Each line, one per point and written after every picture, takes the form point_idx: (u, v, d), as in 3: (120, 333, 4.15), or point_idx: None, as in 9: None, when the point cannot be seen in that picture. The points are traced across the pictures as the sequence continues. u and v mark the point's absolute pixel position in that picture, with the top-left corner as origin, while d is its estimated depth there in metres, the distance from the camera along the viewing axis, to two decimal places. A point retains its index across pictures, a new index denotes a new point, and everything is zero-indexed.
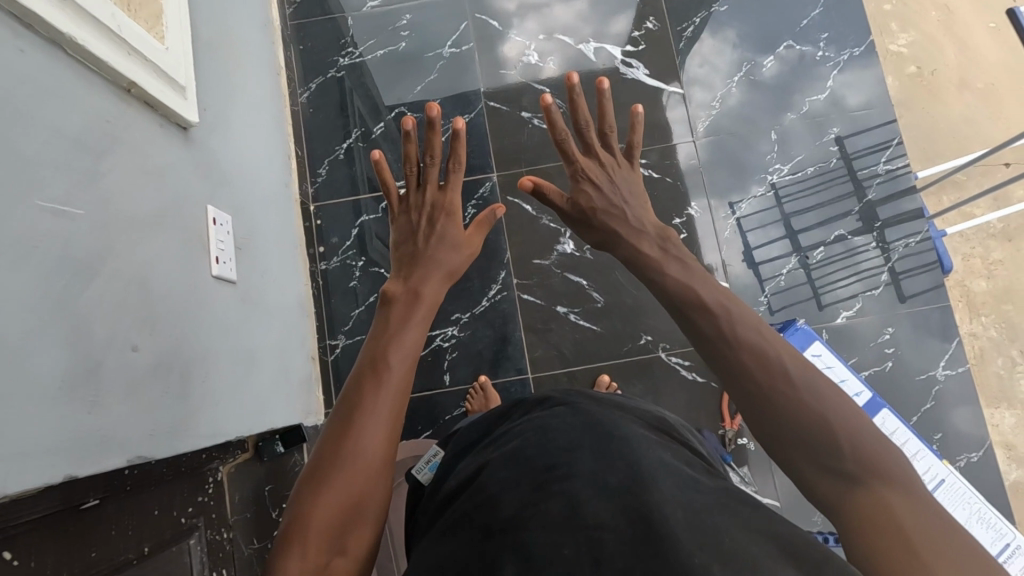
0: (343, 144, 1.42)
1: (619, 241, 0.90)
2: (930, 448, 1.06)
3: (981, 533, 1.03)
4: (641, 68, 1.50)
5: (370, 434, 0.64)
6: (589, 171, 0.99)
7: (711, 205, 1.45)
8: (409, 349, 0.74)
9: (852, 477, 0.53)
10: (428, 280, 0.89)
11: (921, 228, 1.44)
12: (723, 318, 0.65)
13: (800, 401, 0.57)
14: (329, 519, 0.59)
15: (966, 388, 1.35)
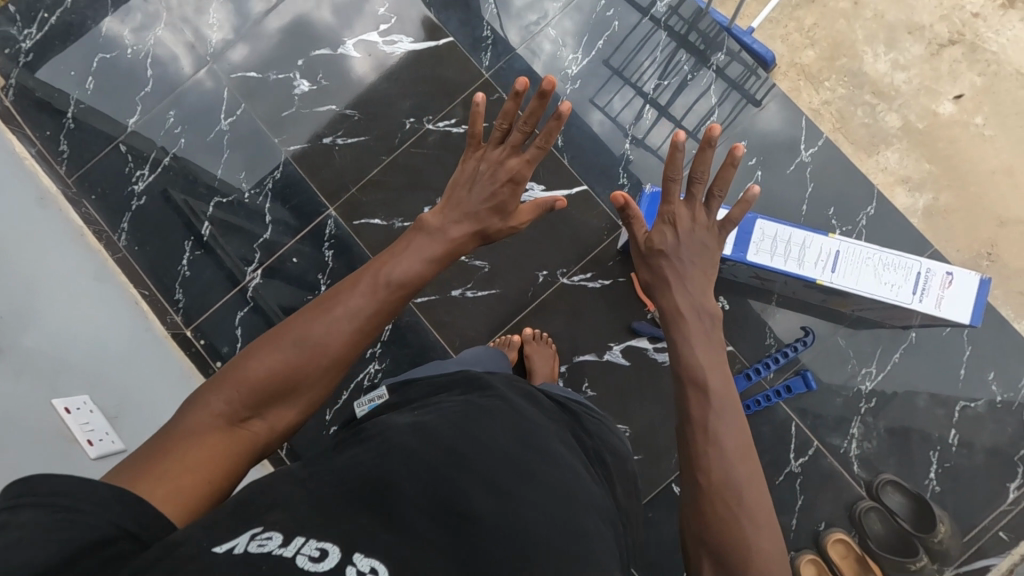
0: (183, 260, 1.38)
1: (666, 296, 0.82)
2: (814, 231, 1.08)
3: (894, 279, 1.06)
4: (404, 38, 1.43)
5: (331, 338, 0.70)
6: (665, 223, 0.87)
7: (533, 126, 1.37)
8: (415, 274, 0.82)
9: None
10: (456, 226, 0.91)
11: (726, 39, 1.40)
12: (710, 409, 0.71)
13: (739, 528, 0.65)
14: (255, 384, 0.65)
15: (836, 156, 1.35)
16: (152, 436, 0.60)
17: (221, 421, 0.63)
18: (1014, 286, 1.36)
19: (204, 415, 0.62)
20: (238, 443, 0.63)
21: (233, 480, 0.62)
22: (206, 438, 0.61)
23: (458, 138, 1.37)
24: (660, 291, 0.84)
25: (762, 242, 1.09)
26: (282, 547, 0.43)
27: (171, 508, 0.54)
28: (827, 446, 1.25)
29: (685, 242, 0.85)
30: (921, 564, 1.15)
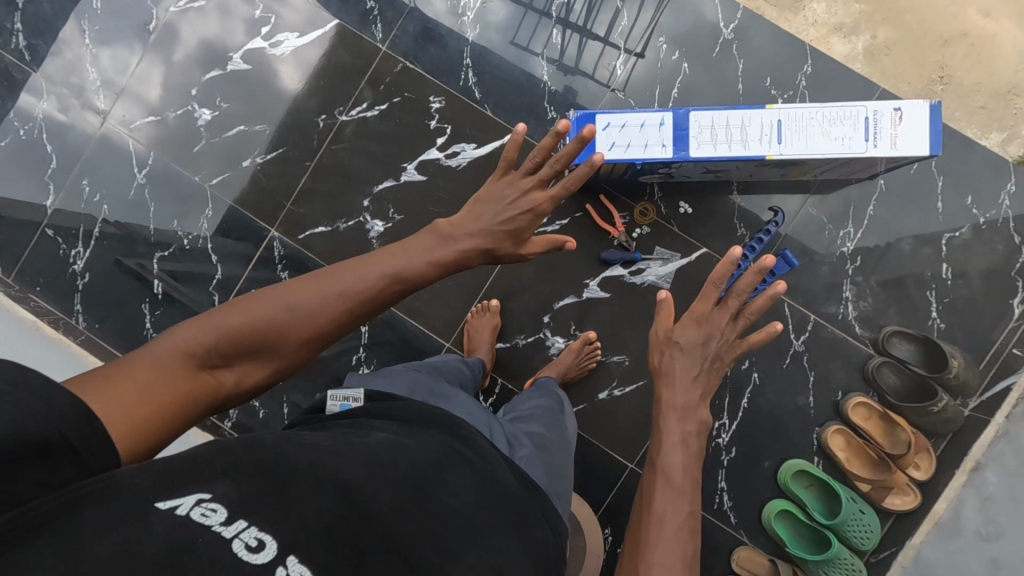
0: (146, 324, 1.35)
1: (671, 392, 0.85)
2: (749, 106, 1.03)
3: (843, 131, 1.02)
4: (290, 34, 1.34)
5: (321, 311, 0.72)
6: (684, 323, 0.86)
7: (446, 86, 1.30)
8: (418, 279, 0.83)
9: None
10: (473, 238, 0.89)
11: None
12: (667, 509, 0.76)
13: None
14: (231, 330, 0.67)
15: (760, 25, 1.28)
16: (126, 353, 0.62)
17: (189, 358, 0.65)
18: (972, 105, 1.33)
19: (177, 347, 0.64)
20: (200, 387, 0.65)
21: (181, 423, 0.64)
22: (174, 368, 0.63)
23: (376, 121, 1.31)
24: (666, 382, 0.85)
25: (700, 133, 1.04)
26: (223, 525, 0.44)
27: (118, 433, 0.55)
28: (824, 318, 1.23)
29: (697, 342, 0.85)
30: (943, 404, 1.13)
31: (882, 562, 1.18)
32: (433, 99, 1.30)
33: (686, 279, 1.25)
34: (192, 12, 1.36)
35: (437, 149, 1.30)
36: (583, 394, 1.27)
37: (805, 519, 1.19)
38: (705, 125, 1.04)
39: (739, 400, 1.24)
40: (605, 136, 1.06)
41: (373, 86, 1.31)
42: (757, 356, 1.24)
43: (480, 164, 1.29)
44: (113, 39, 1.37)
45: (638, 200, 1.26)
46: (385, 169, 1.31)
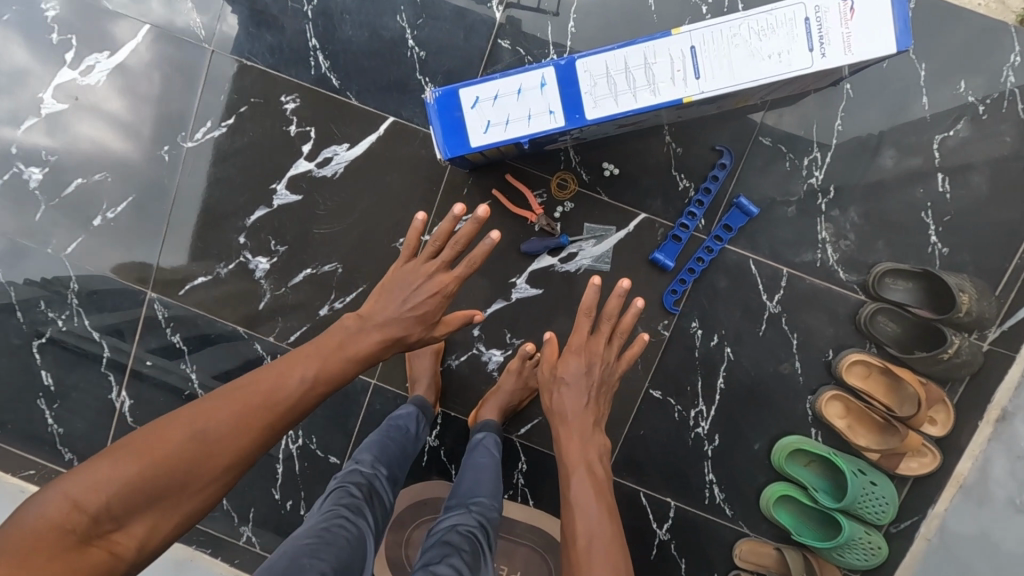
0: (44, 421, 1.19)
1: (567, 427, 0.85)
2: (651, 36, 0.78)
3: (777, 44, 0.77)
4: (100, 54, 1.10)
5: (237, 433, 0.61)
6: (569, 368, 0.88)
7: (295, 80, 1.06)
8: (348, 371, 0.75)
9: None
10: (389, 322, 0.80)
11: None
12: (587, 533, 0.74)
13: None
14: (121, 482, 0.54)
15: None
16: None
17: (72, 521, 0.51)
18: None
19: (52, 512, 0.51)
20: (95, 560, 0.52)
21: None
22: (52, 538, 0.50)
23: (227, 140, 1.09)
24: (561, 418, 0.86)
25: (595, 84, 0.80)
26: None
27: None
28: (799, 268, 1.00)
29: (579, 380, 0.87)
30: (956, 347, 0.93)
31: (904, 532, 1.02)
32: (285, 99, 1.06)
33: (627, 253, 1.03)
34: None
35: (305, 158, 1.08)
36: (536, 406, 1.11)
37: (810, 502, 1.02)
38: (598, 75, 0.80)
39: (714, 382, 1.05)
40: (472, 115, 0.82)
41: (213, 99, 1.09)
42: (727, 327, 1.03)
43: (358, 164, 1.07)
44: None
45: (552, 170, 1.03)
46: (252, 195, 1.10)
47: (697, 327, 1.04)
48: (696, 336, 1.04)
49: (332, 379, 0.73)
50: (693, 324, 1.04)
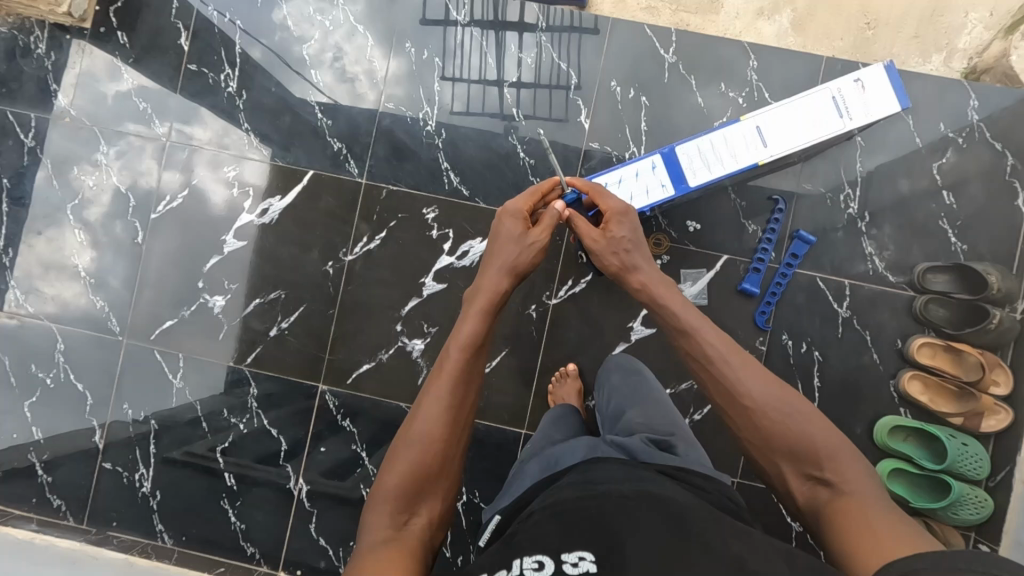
0: (230, 516, 1.35)
1: (648, 273, 1.03)
2: (728, 125, 1.08)
3: (821, 114, 1.08)
4: (271, 199, 1.36)
5: (440, 404, 0.86)
6: (614, 209, 1.06)
7: (434, 196, 1.33)
8: (463, 339, 0.92)
9: (832, 484, 0.78)
10: (495, 281, 1.01)
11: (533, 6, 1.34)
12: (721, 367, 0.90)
13: (784, 422, 0.83)
14: (393, 491, 0.80)
15: (693, 41, 1.32)
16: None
17: (391, 524, 0.79)
18: (905, 35, 1.43)
19: (381, 524, 0.78)
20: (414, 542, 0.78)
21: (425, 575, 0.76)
22: (384, 548, 0.76)
23: (378, 249, 1.34)
24: (640, 272, 1.04)
25: (693, 161, 1.09)
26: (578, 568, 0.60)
27: None
28: (857, 279, 1.27)
29: (631, 232, 1.06)
30: (998, 318, 1.18)
31: (1001, 484, 1.21)
32: (427, 211, 1.34)
33: (719, 287, 1.29)
34: (172, 215, 1.38)
35: (447, 254, 1.33)
36: None
37: (917, 470, 1.21)
38: (697, 155, 1.09)
39: (812, 382, 1.27)
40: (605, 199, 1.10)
41: (368, 217, 1.34)
42: (811, 335, 1.28)
43: None
44: (109, 266, 1.38)
45: (648, 233, 1.30)
46: (405, 290, 1.33)
47: (787, 338, 1.28)
48: (788, 346, 1.28)
49: (478, 336, 0.93)
50: (783, 337, 1.28)
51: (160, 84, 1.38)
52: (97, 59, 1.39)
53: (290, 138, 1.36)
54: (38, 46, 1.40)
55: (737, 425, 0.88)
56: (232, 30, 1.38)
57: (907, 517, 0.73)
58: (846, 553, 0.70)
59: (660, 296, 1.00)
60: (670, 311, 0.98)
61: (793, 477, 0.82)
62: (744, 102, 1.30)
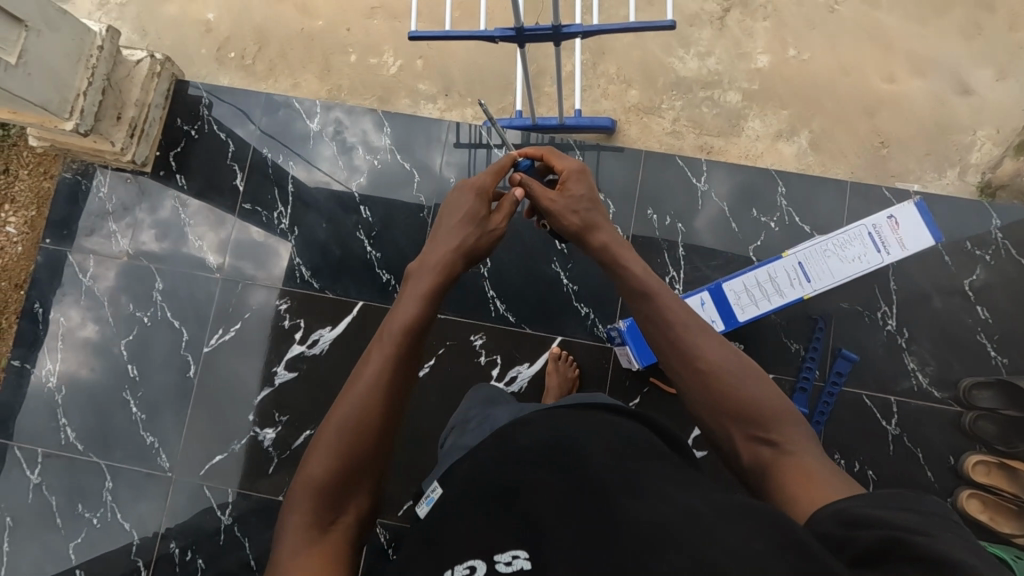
0: None
1: (609, 235, 1.08)
2: (771, 262, 1.13)
3: (857, 252, 1.12)
4: (321, 329, 1.40)
5: (368, 396, 0.83)
6: (570, 174, 1.11)
7: (481, 322, 1.37)
8: (407, 314, 0.92)
9: (775, 443, 0.80)
10: (448, 258, 1.02)
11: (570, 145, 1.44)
12: (672, 326, 0.92)
13: (730, 382, 0.84)
14: (316, 483, 0.78)
15: (723, 169, 1.39)
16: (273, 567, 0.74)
17: (314, 515, 0.77)
18: (918, 153, 1.51)
19: (301, 515, 0.77)
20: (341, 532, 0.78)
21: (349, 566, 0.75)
22: (304, 541, 0.75)
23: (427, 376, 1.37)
24: (605, 238, 1.08)
25: (739, 298, 1.13)
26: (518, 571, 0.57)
27: None
28: (903, 395, 1.29)
29: (593, 209, 1.11)
30: None
31: None
32: (473, 338, 1.37)
33: None
34: (224, 346, 1.41)
35: (496, 380, 1.35)
36: None
37: None
38: (743, 291, 1.13)
39: None
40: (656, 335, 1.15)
41: None
42: (864, 453, 1.28)
43: (540, 376, 1.35)
44: (161, 398, 1.40)
45: None
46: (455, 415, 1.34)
47: (840, 457, 1.28)
48: (841, 465, 1.28)
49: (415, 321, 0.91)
50: (836, 455, 1.28)
51: (216, 222, 1.45)
52: (156, 201, 1.46)
53: (340, 269, 1.41)
54: (101, 189, 1.48)
55: (688, 386, 0.87)
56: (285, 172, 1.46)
57: (839, 473, 0.75)
58: (792, 501, 0.72)
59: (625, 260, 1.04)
60: (634, 273, 0.99)
61: (741, 437, 0.82)
62: (776, 226, 1.36)
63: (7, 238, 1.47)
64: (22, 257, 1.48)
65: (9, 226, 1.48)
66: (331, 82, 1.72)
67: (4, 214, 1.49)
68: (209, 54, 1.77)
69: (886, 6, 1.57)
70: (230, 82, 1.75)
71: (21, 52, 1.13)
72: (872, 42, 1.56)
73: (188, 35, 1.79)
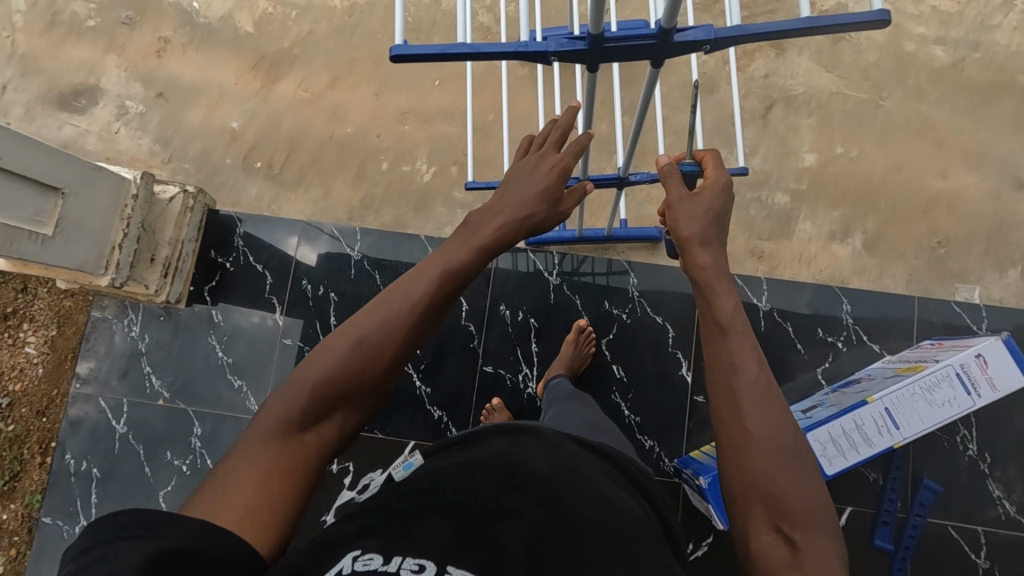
0: None
1: (715, 256, 0.74)
2: (857, 409, 1.06)
3: (946, 395, 1.06)
4: (372, 472, 1.32)
5: (391, 340, 0.72)
6: (714, 181, 0.78)
7: None
8: (451, 263, 0.75)
9: (794, 549, 0.63)
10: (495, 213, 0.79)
11: (626, 266, 1.37)
12: (733, 354, 0.69)
13: (781, 463, 0.65)
14: (302, 387, 0.70)
15: (780, 289, 1.46)
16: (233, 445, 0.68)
17: (289, 424, 0.68)
18: (978, 252, 1.45)
19: (276, 417, 0.68)
20: (300, 452, 0.69)
21: (292, 492, 0.66)
22: (270, 444, 0.68)
23: None
24: (697, 244, 0.74)
25: (824, 447, 1.07)
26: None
27: (229, 517, 0.61)
28: (991, 525, 1.22)
29: (715, 224, 0.76)
30: None
31: None
32: None
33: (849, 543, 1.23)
34: None
35: None
36: None
37: None
38: (829, 441, 1.07)
39: None
40: None
41: None
42: None
43: None
44: None
45: None
46: None
47: None
48: None
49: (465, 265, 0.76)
50: None
51: (257, 360, 1.38)
52: (193, 340, 1.39)
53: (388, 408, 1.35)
54: (133, 328, 1.40)
55: (722, 445, 0.68)
56: (330, 314, 1.40)
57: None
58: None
59: (713, 281, 0.72)
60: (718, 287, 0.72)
61: (759, 524, 0.65)
62: (842, 345, 1.41)
63: (27, 359, 1.39)
64: (44, 380, 1.39)
65: (29, 346, 1.40)
66: (362, 189, 1.66)
67: (25, 333, 1.40)
68: (235, 163, 1.72)
69: (933, 100, 1.52)
70: (258, 192, 1.69)
71: (58, 221, 1.06)
72: (922, 137, 1.51)
73: (212, 144, 1.74)
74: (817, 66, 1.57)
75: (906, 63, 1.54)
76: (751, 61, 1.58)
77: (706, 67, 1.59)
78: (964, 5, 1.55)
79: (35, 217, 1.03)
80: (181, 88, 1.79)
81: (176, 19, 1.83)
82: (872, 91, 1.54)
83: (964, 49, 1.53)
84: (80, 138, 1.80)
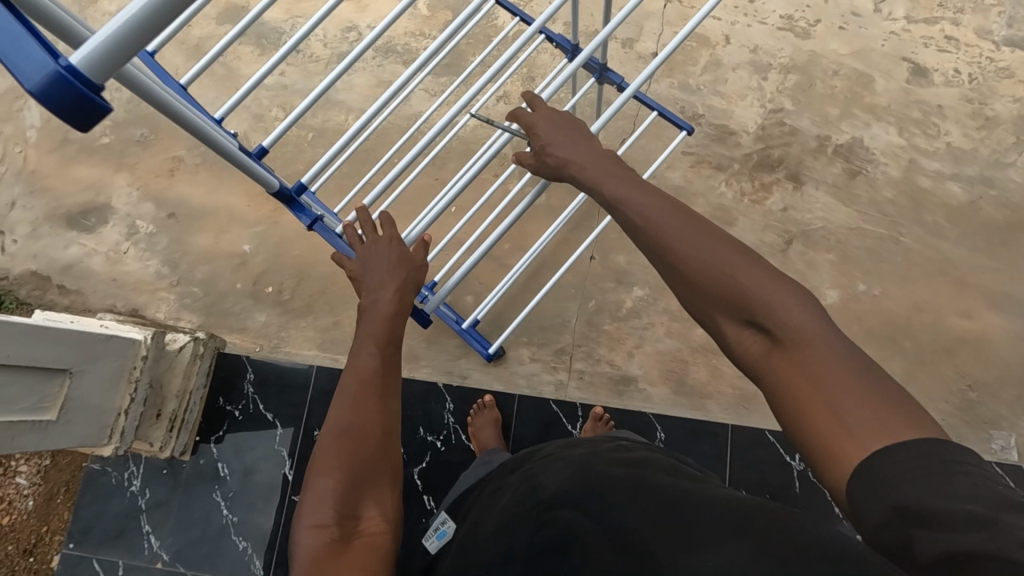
0: None
1: (576, 156, 0.85)
2: None
3: None
4: None
5: (367, 414, 0.80)
6: (540, 110, 0.91)
7: None
8: (383, 333, 0.86)
9: (767, 328, 0.63)
10: (386, 285, 0.90)
11: (650, 423, 1.43)
12: (639, 217, 0.74)
13: (728, 273, 0.66)
14: (323, 501, 0.73)
15: None
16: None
17: (328, 532, 0.72)
18: (1009, 396, 1.42)
19: (313, 538, 0.71)
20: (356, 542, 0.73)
21: None
22: (323, 559, 0.70)
23: None
24: (562, 152, 0.86)
25: None
26: None
27: None
28: None
29: (568, 135, 0.88)
30: None
31: None
32: None
33: None
34: None
35: None
36: None
37: None
38: None
39: None
40: None
41: None
42: None
43: None
44: None
45: None
46: None
47: None
48: None
49: (389, 342, 0.87)
50: None
51: (258, 516, 1.43)
52: (196, 495, 1.44)
53: None
54: (133, 483, 1.44)
55: (678, 294, 0.71)
56: None
57: (882, 373, 0.58)
58: (808, 435, 0.57)
59: (590, 173, 0.82)
60: (590, 177, 0.82)
61: (731, 329, 0.66)
62: None
63: (18, 491, 1.44)
64: (32, 515, 1.44)
65: (20, 476, 1.46)
66: None
67: (16, 464, 1.47)
68: (244, 288, 1.68)
69: (953, 238, 1.52)
70: (267, 318, 1.64)
71: (64, 403, 1.03)
72: (944, 277, 1.50)
73: (222, 268, 1.71)
74: (835, 201, 1.56)
75: (924, 200, 1.55)
76: (768, 194, 1.58)
77: (723, 201, 1.58)
78: (976, 142, 1.58)
79: (40, 403, 0.99)
80: (192, 209, 1.77)
81: (189, 138, 1.83)
82: (892, 227, 1.54)
83: (980, 186, 1.55)
84: (86, 257, 1.77)
